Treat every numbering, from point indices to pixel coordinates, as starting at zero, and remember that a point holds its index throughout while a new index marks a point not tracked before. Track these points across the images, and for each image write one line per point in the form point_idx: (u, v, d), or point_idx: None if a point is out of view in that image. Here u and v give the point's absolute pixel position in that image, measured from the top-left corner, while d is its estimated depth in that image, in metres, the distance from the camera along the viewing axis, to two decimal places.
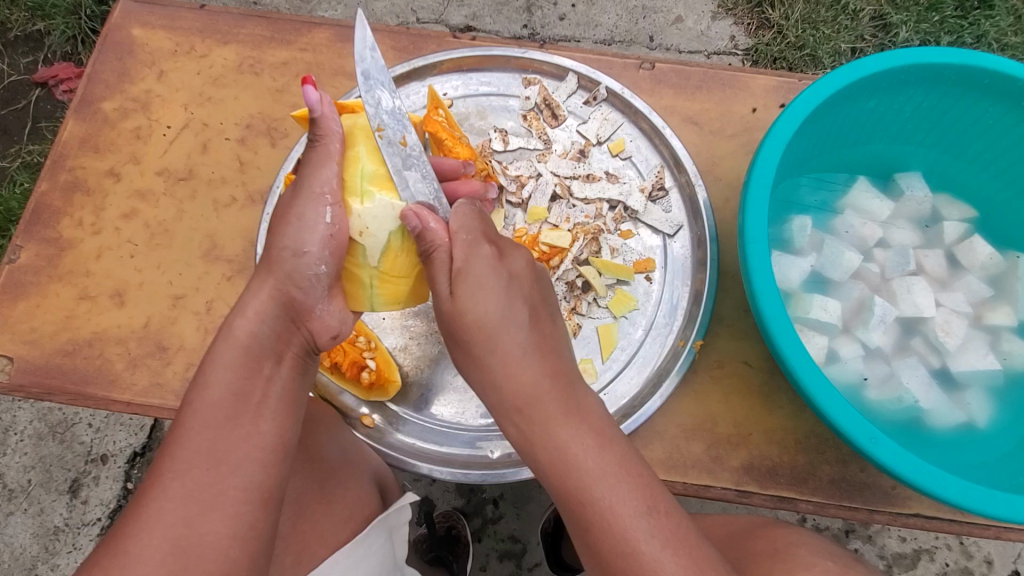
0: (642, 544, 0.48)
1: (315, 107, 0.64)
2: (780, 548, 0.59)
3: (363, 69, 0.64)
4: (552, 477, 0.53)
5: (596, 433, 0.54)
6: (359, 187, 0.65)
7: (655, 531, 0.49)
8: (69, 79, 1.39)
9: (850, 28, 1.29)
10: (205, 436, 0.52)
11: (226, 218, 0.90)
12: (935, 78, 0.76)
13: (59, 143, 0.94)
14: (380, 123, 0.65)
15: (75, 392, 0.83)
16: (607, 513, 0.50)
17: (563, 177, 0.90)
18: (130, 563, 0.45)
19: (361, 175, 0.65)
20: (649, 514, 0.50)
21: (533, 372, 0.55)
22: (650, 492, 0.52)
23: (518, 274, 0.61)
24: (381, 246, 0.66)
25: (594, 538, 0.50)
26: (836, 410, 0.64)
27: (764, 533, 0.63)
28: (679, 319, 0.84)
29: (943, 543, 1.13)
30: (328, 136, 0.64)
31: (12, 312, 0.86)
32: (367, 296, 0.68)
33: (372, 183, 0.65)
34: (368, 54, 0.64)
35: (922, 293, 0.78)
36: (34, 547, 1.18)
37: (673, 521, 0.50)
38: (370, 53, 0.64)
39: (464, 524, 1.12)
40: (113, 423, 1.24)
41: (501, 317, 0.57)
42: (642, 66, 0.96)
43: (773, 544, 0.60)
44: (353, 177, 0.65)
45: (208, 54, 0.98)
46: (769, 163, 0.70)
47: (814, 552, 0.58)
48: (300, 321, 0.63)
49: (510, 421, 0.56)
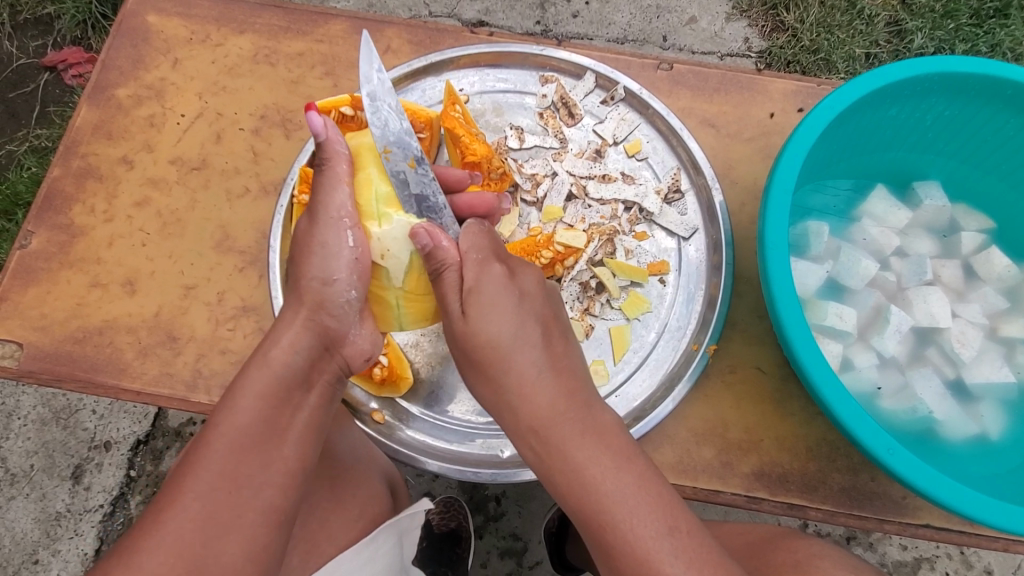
0: (665, 565, 0.48)
1: (319, 131, 0.61)
2: (802, 559, 0.59)
3: (370, 90, 0.63)
4: (570, 488, 0.53)
5: (613, 444, 0.54)
6: (375, 210, 0.63)
7: (679, 551, 0.49)
8: (78, 64, 1.38)
9: (865, 33, 1.28)
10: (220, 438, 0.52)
11: (239, 209, 0.90)
12: (960, 87, 0.76)
13: (72, 128, 0.93)
14: (387, 144, 0.64)
15: (85, 379, 0.83)
16: (629, 535, 0.50)
17: (579, 177, 0.89)
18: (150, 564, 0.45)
19: (375, 197, 0.64)
20: (671, 534, 0.50)
21: (548, 396, 0.55)
22: (671, 511, 0.51)
23: (529, 291, 0.60)
24: (404, 268, 0.65)
25: (611, 551, 0.50)
26: (853, 420, 0.63)
27: (777, 546, 0.63)
28: (693, 323, 0.83)
29: (943, 552, 1.13)
30: (334, 159, 0.62)
31: (23, 298, 0.86)
32: (396, 316, 0.69)
33: (387, 205, 0.64)
34: (375, 76, 0.64)
35: (938, 303, 0.78)
36: (35, 532, 1.18)
37: (696, 539, 0.50)
38: (376, 75, 0.63)
39: (464, 519, 1.07)
40: (117, 411, 1.24)
41: (516, 337, 0.57)
42: (661, 67, 0.96)
43: (793, 555, 0.60)
44: (367, 200, 0.63)
45: (223, 43, 0.97)
46: (790, 168, 0.70)
47: (834, 563, 0.58)
48: (334, 347, 0.64)
49: (526, 444, 0.56)
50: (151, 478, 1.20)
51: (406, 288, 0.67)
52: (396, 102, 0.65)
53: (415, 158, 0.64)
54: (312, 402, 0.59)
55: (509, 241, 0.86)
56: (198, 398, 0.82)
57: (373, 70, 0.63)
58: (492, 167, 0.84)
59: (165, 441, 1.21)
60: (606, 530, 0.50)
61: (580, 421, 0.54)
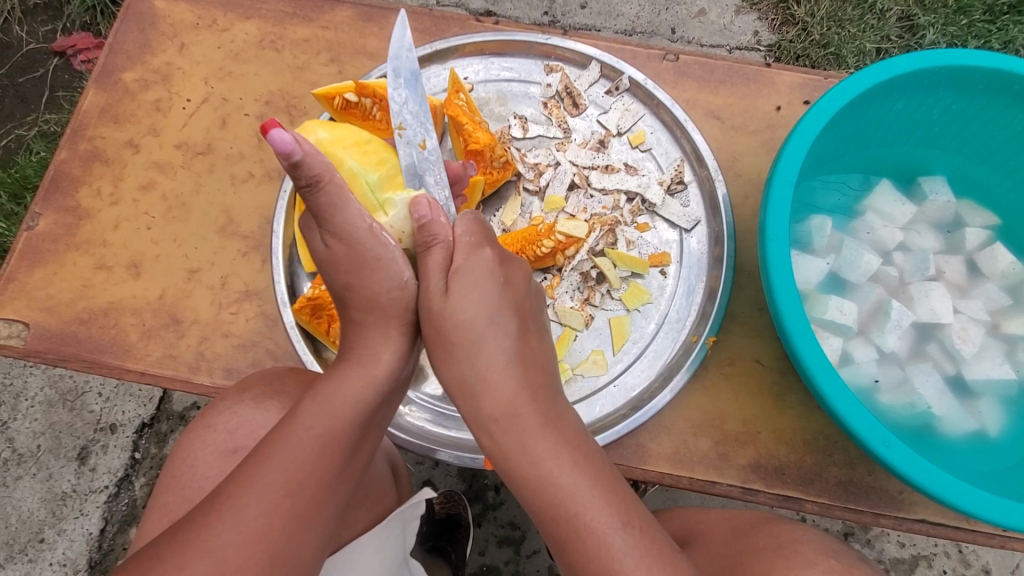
0: (618, 560, 0.48)
1: (290, 150, 0.49)
2: (783, 544, 0.60)
3: (397, 66, 0.65)
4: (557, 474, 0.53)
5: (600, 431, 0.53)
6: (372, 199, 0.70)
7: (631, 548, 0.49)
8: (88, 49, 1.39)
9: (876, 28, 1.26)
10: None
11: (244, 194, 0.90)
12: (967, 81, 0.75)
13: (80, 112, 0.94)
14: (402, 122, 0.65)
15: (90, 360, 0.84)
16: (583, 531, 0.50)
17: (582, 167, 0.89)
18: None
19: (369, 186, 0.71)
20: (625, 530, 0.50)
21: (512, 389, 0.54)
22: (624, 507, 0.51)
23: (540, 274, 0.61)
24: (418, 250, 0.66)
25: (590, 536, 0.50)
26: (849, 412, 0.64)
27: (759, 529, 0.64)
28: (693, 314, 0.83)
29: (942, 550, 1.13)
30: (326, 173, 0.53)
31: (29, 278, 0.87)
32: None
33: (381, 190, 0.71)
34: (405, 53, 0.65)
35: (940, 298, 0.77)
36: (41, 511, 1.20)
37: (650, 539, 0.50)
38: (406, 53, 0.64)
39: (464, 508, 1.07)
40: (122, 393, 1.25)
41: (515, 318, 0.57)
42: (667, 58, 0.95)
43: (775, 539, 0.61)
44: (362, 193, 0.70)
45: (229, 29, 0.97)
46: (793, 160, 0.70)
47: (815, 549, 0.59)
48: None
49: (484, 432, 0.55)
50: (156, 460, 1.22)
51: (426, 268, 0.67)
52: (421, 82, 0.66)
53: (428, 141, 0.66)
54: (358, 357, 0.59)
55: (510, 231, 0.86)
56: (201, 379, 0.83)
57: (405, 48, 0.64)
58: (494, 155, 0.84)
59: (170, 424, 1.23)
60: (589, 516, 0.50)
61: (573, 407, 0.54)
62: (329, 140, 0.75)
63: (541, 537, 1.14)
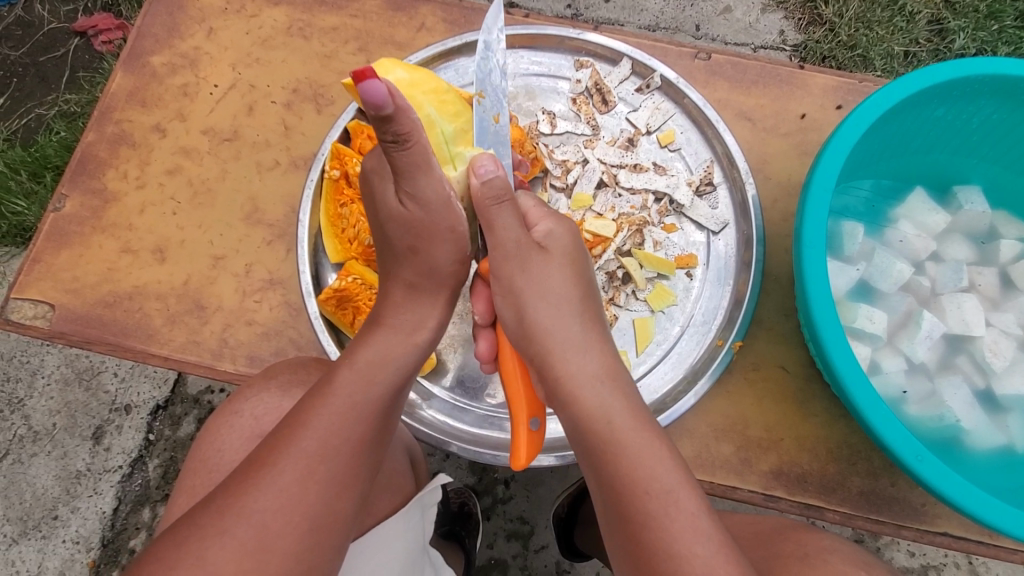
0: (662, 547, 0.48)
1: (386, 105, 0.45)
2: (812, 553, 0.59)
3: (486, 40, 0.62)
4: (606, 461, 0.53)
5: (638, 423, 0.54)
6: (446, 152, 0.62)
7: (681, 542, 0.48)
8: (108, 30, 1.38)
9: (905, 31, 1.24)
10: None
11: (269, 181, 0.90)
12: (1012, 90, 0.73)
13: (107, 95, 0.94)
14: (483, 90, 0.62)
15: (114, 343, 0.84)
16: (661, 516, 0.49)
17: (610, 165, 0.88)
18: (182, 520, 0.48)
19: (445, 139, 0.62)
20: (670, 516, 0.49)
21: None
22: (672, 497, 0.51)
23: None
24: None
25: (627, 531, 0.50)
26: (882, 424, 0.63)
27: (789, 538, 0.63)
28: (720, 318, 0.82)
29: (951, 561, 1.13)
30: (416, 131, 0.49)
31: (55, 260, 0.87)
32: None
33: (457, 145, 0.63)
34: (496, 30, 0.63)
35: (972, 310, 0.76)
36: (56, 488, 1.22)
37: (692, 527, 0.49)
38: (497, 30, 0.63)
39: (475, 502, 1.10)
40: (138, 375, 1.26)
41: None
42: (698, 56, 0.94)
43: (803, 548, 0.60)
44: (439, 144, 0.62)
45: (257, 14, 0.97)
46: (831, 165, 0.69)
47: (844, 559, 0.58)
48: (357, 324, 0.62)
49: None
50: (169, 442, 1.23)
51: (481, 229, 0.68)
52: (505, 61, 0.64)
53: (502, 115, 0.63)
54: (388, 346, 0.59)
55: None
56: (224, 366, 0.83)
57: (497, 23, 0.62)
58: (524, 151, 0.83)
59: (183, 407, 1.24)
60: (630, 511, 0.50)
61: (612, 400, 0.55)
62: (408, 81, 0.66)
63: (551, 534, 1.14)
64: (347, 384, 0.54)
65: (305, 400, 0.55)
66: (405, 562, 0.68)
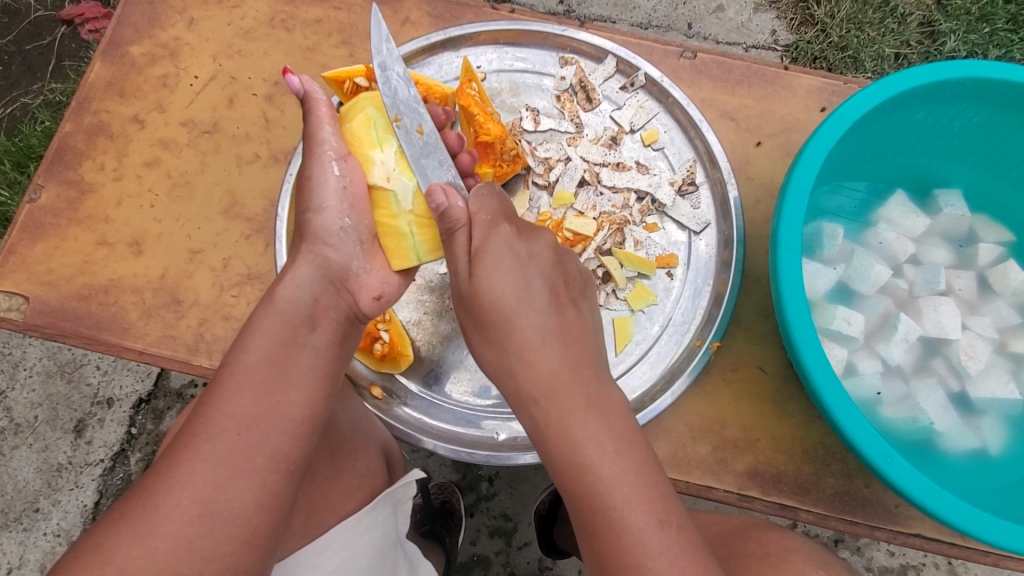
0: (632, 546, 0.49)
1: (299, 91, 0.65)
2: (771, 552, 0.62)
3: (380, 62, 0.67)
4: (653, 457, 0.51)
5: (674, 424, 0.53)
6: (374, 137, 0.66)
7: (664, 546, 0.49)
8: (95, 19, 1.37)
9: (896, 33, 1.24)
10: (240, 402, 0.55)
11: (249, 174, 0.89)
12: (991, 93, 0.73)
13: (86, 84, 0.92)
14: (397, 113, 0.66)
15: (89, 337, 0.83)
16: None
17: (593, 163, 0.88)
18: (159, 519, 0.49)
19: (376, 127, 0.67)
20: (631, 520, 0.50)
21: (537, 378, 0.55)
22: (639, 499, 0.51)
23: (540, 257, 0.61)
24: (412, 191, 0.66)
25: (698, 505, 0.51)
26: (850, 425, 0.63)
27: (749, 537, 0.66)
28: (698, 318, 0.83)
29: (931, 561, 1.14)
30: (316, 105, 0.65)
31: (31, 252, 0.86)
32: (410, 244, 0.66)
33: (387, 131, 0.67)
34: (385, 47, 0.67)
35: (949, 313, 0.77)
36: (37, 481, 1.21)
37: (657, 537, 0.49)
38: (385, 46, 0.67)
39: (458, 498, 1.10)
40: (120, 368, 1.25)
41: (518, 301, 0.57)
42: (683, 55, 0.93)
43: (764, 547, 0.63)
44: (366, 131, 0.67)
45: (239, 6, 0.95)
46: (809, 167, 0.68)
47: (802, 558, 0.61)
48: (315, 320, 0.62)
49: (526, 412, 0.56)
50: (151, 437, 1.22)
51: (417, 211, 0.66)
52: (405, 72, 0.68)
53: (425, 124, 0.67)
54: (314, 342, 0.61)
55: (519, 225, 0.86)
56: (200, 361, 0.82)
57: (382, 41, 0.66)
58: (505, 148, 0.83)
59: (166, 401, 1.22)
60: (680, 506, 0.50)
61: None
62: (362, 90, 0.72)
63: (533, 531, 1.14)
64: (258, 376, 0.56)
65: (207, 393, 0.56)
66: (371, 561, 0.67)
